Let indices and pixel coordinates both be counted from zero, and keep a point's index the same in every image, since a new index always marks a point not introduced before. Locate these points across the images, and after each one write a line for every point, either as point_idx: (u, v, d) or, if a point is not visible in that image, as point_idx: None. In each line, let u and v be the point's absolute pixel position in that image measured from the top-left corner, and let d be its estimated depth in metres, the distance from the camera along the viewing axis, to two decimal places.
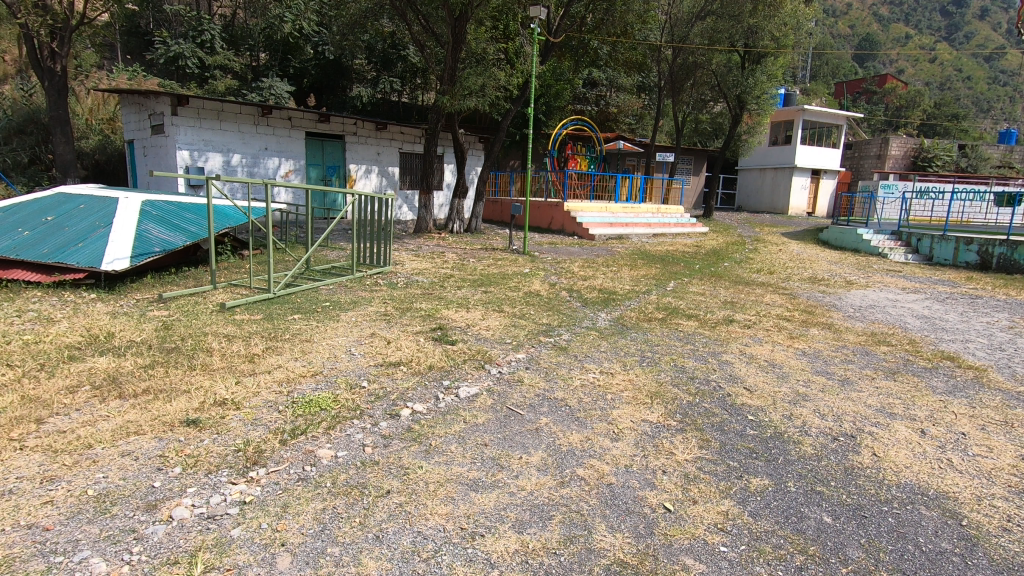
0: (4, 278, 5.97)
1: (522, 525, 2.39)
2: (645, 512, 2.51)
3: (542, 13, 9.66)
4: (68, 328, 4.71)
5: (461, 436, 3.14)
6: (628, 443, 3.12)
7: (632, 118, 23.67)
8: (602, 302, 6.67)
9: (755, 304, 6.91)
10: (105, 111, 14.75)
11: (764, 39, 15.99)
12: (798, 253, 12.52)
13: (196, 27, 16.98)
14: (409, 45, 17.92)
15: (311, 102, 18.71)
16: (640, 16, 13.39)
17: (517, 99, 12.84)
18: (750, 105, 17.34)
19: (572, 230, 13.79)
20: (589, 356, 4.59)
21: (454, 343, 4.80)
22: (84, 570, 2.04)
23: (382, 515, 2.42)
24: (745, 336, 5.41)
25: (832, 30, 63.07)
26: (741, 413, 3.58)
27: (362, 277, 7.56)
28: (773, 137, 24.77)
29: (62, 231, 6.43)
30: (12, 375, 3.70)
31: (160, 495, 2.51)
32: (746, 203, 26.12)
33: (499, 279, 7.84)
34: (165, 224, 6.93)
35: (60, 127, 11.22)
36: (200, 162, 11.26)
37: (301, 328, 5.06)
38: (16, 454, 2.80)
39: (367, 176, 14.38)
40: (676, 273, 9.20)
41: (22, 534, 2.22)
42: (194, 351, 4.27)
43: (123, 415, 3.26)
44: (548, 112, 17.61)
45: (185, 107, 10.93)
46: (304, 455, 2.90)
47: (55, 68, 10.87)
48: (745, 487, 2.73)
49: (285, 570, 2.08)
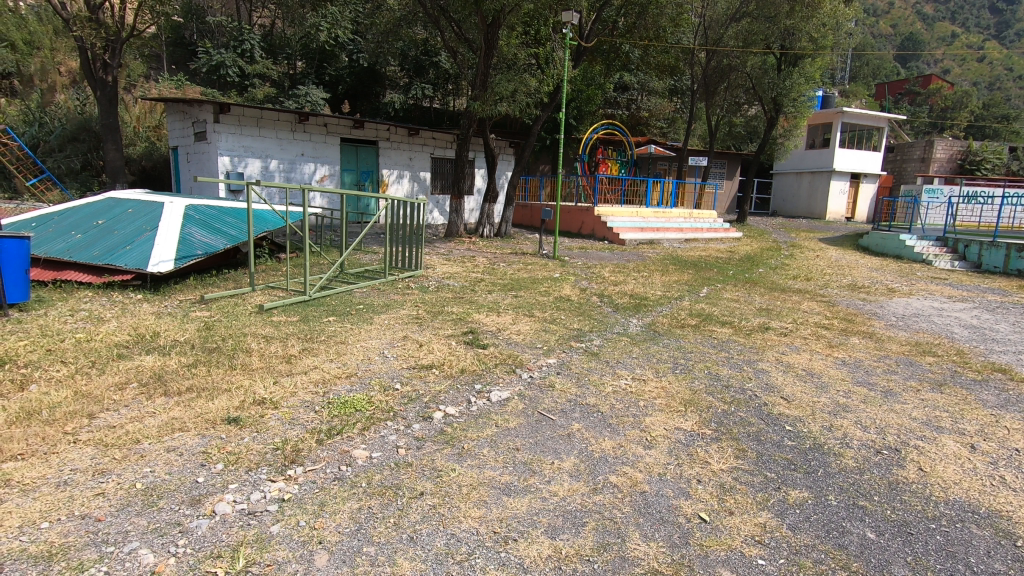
0: (58, 278, 6.26)
1: (555, 531, 2.38)
2: (681, 522, 2.47)
3: (574, 18, 9.67)
4: (117, 327, 4.91)
5: (494, 440, 3.15)
6: (662, 451, 3.08)
7: (664, 122, 23.47)
8: (633, 308, 6.61)
9: (791, 312, 6.76)
10: (151, 119, 15.41)
11: (801, 40, 15.85)
12: (838, 259, 12.17)
13: (237, 37, 17.58)
14: (441, 51, 18.12)
15: (345, 109, 19.14)
16: (673, 19, 13.35)
17: (549, 104, 13.02)
18: (787, 108, 16.97)
19: (602, 235, 13.74)
20: (621, 363, 4.56)
21: (486, 346, 4.82)
22: (134, 560, 2.12)
23: (416, 516, 2.45)
24: (782, 344, 5.29)
25: (873, 30, 61.21)
26: (778, 423, 3.50)
27: (394, 280, 7.68)
28: (810, 140, 24.17)
29: (111, 235, 6.72)
30: (66, 372, 3.88)
31: (204, 490, 2.60)
32: (782, 207, 25.53)
33: (529, 283, 7.86)
34: (208, 228, 7.16)
35: (110, 135, 11.75)
36: (239, 168, 11.62)
37: (336, 329, 5.18)
38: (70, 447, 2.94)
39: (400, 181, 14.59)
40: (709, 279, 9.06)
41: (75, 524, 2.33)
42: (234, 352, 4.40)
43: (168, 412, 3.38)
44: (579, 116, 17.63)
45: (227, 115, 11.32)
46: (340, 455, 2.95)
47: (107, 79, 11.40)
48: (783, 499, 2.67)
49: (322, 567, 2.12)
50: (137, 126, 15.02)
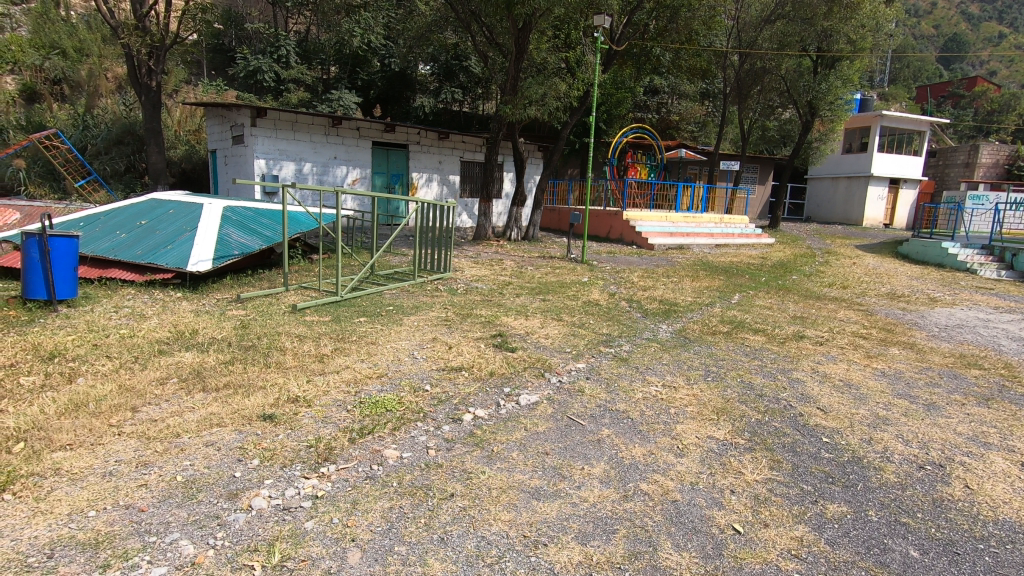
0: (103, 275, 6.48)
1: (586, 537, 2.36)
2: (714, 533, 2.43)
3: (606, 22, 9.60)
4: (158, 324, 5.08)
5: (523, 444, 3.15)
6: (693, 460, 3.03)
7: (695, 125, 23.20)
8: (663, 314, 6.53)
9: (827, 320, 6.58)
10: (191, 123, 15.89)
11: (839, 43, 15.46)
12: (875, 267, 11.81)
13: (274, 43, 18.09)
14: (471, 55, 18.21)
15: (377, 113, 19.44)
16: (706, 22, 13.23)
17: (578, 109, 12.98)
18: (822, 111, 16.68)
19: (630, 240, 13.61)
20: (651, 369, 4.51)
21: (515, 349, 4.84)
22: (175, 551, 2.19)
23: (447, 518, 2.46)
24: (817, 353, 5.16)
25: (915, 31, 59.29)
26: (815, 434, 3.41)
27: (423, 282, 7.78)
28: (847, 145, 23.53)
29: (153, 234, 6.96)
30: (111, 366, 4.03)
31: (241, 484, 2.66)
32: (817, 213, 24.96)
33: (557, 287, 7.85)
34: (244, 228, 7.36)
35: (153, 138, 12.19)
36: (274, 170, 11.91)
37: (367, 330, 5.27)
38: (115, 439, 3.04)
39: (429, 185, 14.75)
40: (740, 285, 8.91)
41: (120, 513, 2.41)
42: (269, 350, 4.50)
43: (207, 407, 3.47)
44: (609, 120, 17.52)
45: (264, 119, 11.62)
46: (371, 454, 2.99)
47: (151, 84, 11.80)
48: (821, 513, 2.60)
49: (354, 565, 2.15)
50: (178, 129, 15.53)
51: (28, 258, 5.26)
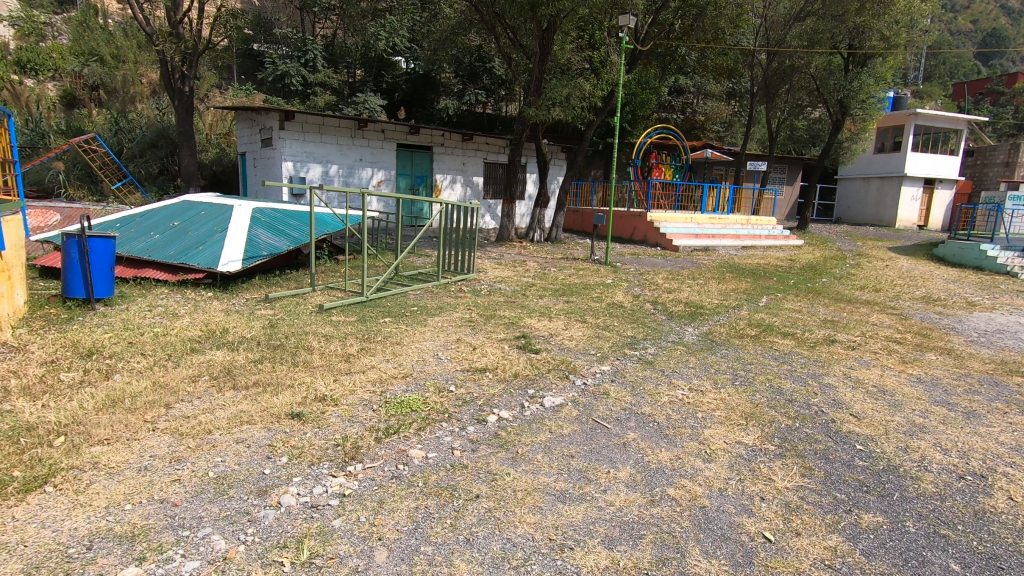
0: (138, 275, 6.67)
1: (612, 542, 2.34)
2: (744, 540, 2.38)
3: (631, 22, 9.51)
4: (190, 323, 5.21)
5: (547, 446, 3.13)
6: (722, 465, 2.98)
7: (721, 125, 22.89)
8: (688, 316, 6.44)
9: (860, 324, 6.41)
10: (222, 126, 16.29)
11: (872, 39, 14.94)
12: (910, 269, 11.47)
13: (301, 48, 18.42)
14: (495, 57, 18.17)
15: (401, 115, 19.62)
16: (733, 20, 12.97)
17: (603, 109, 12.88)
18: (853, 110, 16.13)
19: (654, 241, 13.47)
20: (677, 372, 4.45)
21: (538, 351, 4.82)
22: (207, 546, 2.23)
23: (472, 518, 2.47)
24: (849, 358, 5.02)
25: (951, 27, 57.47)
26: (847, 441, 3.32)
27: (447, 283, 7.82)
28: (879, 144, 22.93)
29: (186, 235, 7.15)
30: (146, 364, 4.15)
31: (270, 481, 2.71)
32: (847, 214, 24.38)
33: (581, 289, 7.82)
34: (273, 229, 7.51)
35: (186, 141, 12.53)
36: (302, 172, 12.11)
37: (392, 330, 5.33)
38: (150, 434, 3.13)
39: (453, 186, 14.83)
40: (768, 287, 8.73)
41: (155, 507, 2.47)
42: (296, 350, 4.56)
43: (237, 405, 3.54)
44: (633, 121, 17.39)
45: (292, 122, 11.83)
46: (397, 454, 3.01)
47: (184, 89, 12.10)
48: (855, 522, 2.53)
49: (382, 564, 2.17)
50: (209, 133, 15.94)
51: (69, 258, 5.46)
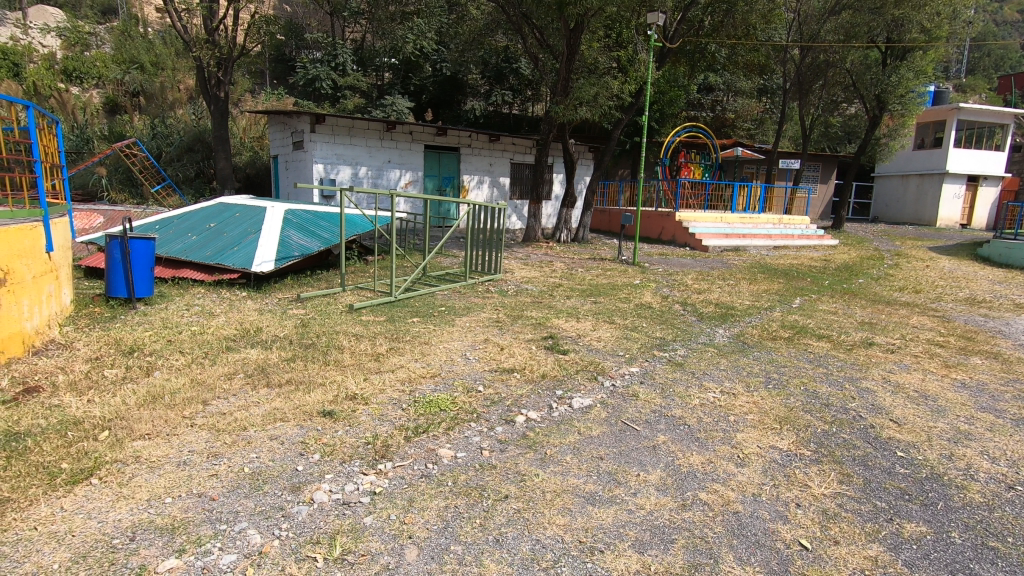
0: (176, 275, 6.88)
1: (643, 546, 2.31)
2: (779, 548, 2.32)
3: (660, 19, 9.38)
4: (225, 322, 5.34)
5: (576, 448, 3.12)
6: (755, 470, 2.91)
7: (752, 123, 22.47)
8: (719, 318, 6.32)
9: (899, 327, 6.19)
10: (256, 130, 16.72)
11: (911, 32, 14.43)
12: (952, 270, 11.04)
13: (332, 52, 18.76)
14: (522, 57, 18.07)
15: (429, 117, 19.81)
16: (765, 16, 12.55)
17: (631, 107, 12.73)
18: (891, 105, 15.59)
19: (683, 241, 13.29)
20: (708, 374, 4.38)
21: (566, 352, 4.80)
22: (243, 540, 2.29)
23: (501, 519, 2.47)
24: (888, 361, 4.86)
25: (996, 17, 55.19)
26: (888, 447, 3.21)
27: (474, 284, 7.84)
28: (919, 140, 22.16)
29: (222, 237, 7.34)
30: (184, 361, 4.27)
31: (303, 478, 2.76)
32: (884, 213, 23.62)
33: (609, 290, 7.74)
34: (304, 231, 7.66)
35: (222, 145, 12.88)
36: (332, 174, 12.33)
37: (421, 330, 5.37)
38: (188, 429, 3.22)
39: (480, 187, 14.90)
40: (802, 289, 8.52)
41: (194, 501, 2.55)
42: (328, 349, 4.63)
43: (271, 402, 3.62)
44: (661, 119, 17.17)
45: (322, 125, 12.05)
46: (426, 453, 3.04)
47: (220, 94, 12.45)
48: (896, 532, 2.44)
49: (412, 562, 2.18)
50: (243, 137, 16.37)
51: (111, 258, 5.67)
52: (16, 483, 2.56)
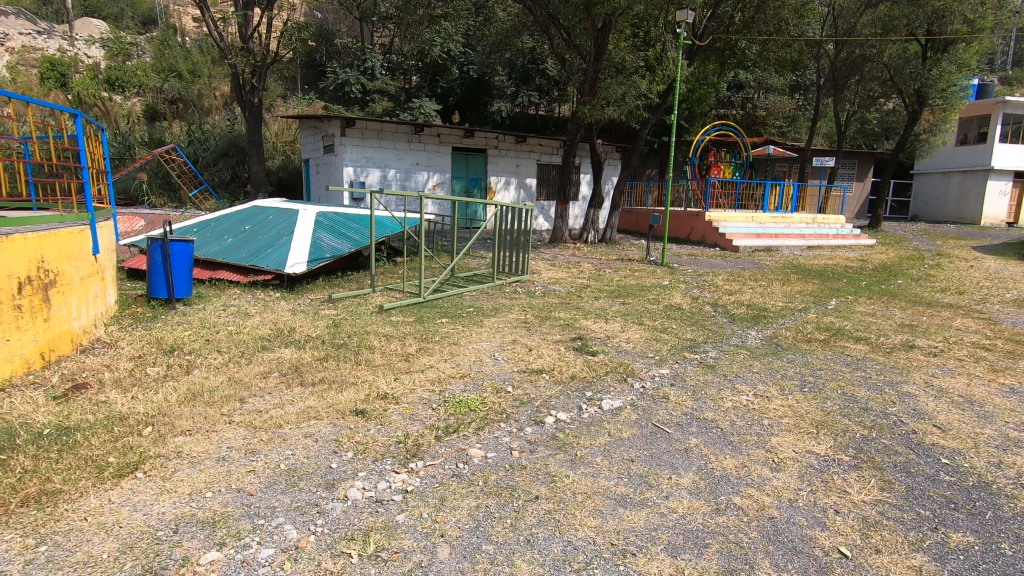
0: (213, 276, 7.09)
1: (676, 549, 2.28)
2: (818, 555, 2.27)
3: (689, 16, 9.23)
4: (260, 322, 5.48)
5: (607, 449, 3.10)
6: (791, 475, 2.85)
7: (783, 120, 22.03)
8: (752, 319, 6.21)
9: (941, 329, 5.96)
10: (288, 134, 17.11)
11: (954, 23, 13.88)
12: (999, 270, 10.57)
13: (361, 57, 19.07)
14: (548, 58, 18.06)
15: (456, 119, 19.96)
16: (798, 10, 12.16)
17: (659, 107, 12.59)
18: (932, 100, 15.04)
19: (713, 242, 13.08)
20: (741, 377, 4.30)
21: (595, 353, 4.77)
22: (280, 534, 2.34)
23: (532, 519, 2.47)
24: (930, 365, 4.69)
25: None
26: (931, 454, 3.11)
27: (502, 285, 7.87)
28: (962, 136, 21.42)
29: (256, 239, 7.53)
30: (222, 360, 4.40)
31: (337, 475, 2.81)
32: (925, 211, 22.84)
33: (637, 291, 7.65)
34: (335, 232, 7.80)
35: (255, 149, 13.22)
36: (362, 177, 12.52)
37: (449, 331, 5.40)
38: (227, 426, 3.32)
39: (507, 188, 14.94)
40: (838, 289, 8.30)
41: (233, 496, 2.62)
42: (359, 349, 4.71)
43: (305, 401, 3.69)
44: (690, 118, 16.93)
45: (352, 129, 12.25)
46: (457, 452, 3.06)
47: (253, 100, 12.78)
48: (942, 542, 2.36)
49: (445, 560, 2.21)
50: (276, 141, 16.77)
51: (152, 260, 5.85)
52: (67, 476, 2.68)
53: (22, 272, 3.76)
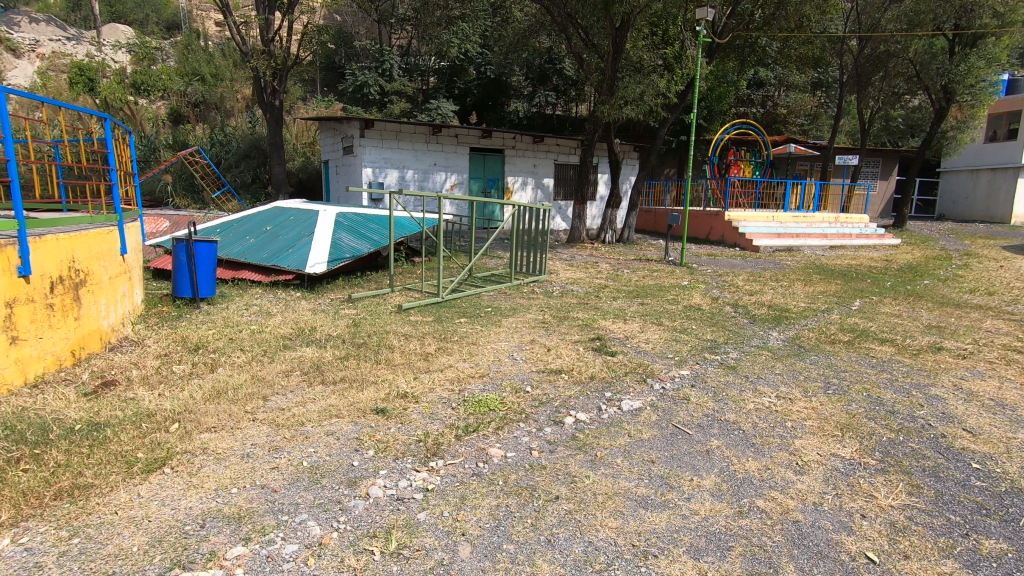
0: (236, 276, 7.21)
1: (698, 552, 2.26)
2: (844, 560, 2.23)
3: (709, 14, 9.14)
4: (282, 322, 5.55)
5: (627, 450, 3.09)
6: (816, 478, 2.81)
7: (805, 118, 21.69)
8: (773, 320, 6.13)
9: (970, 331, 5.81)
10: (308, 136, 17.33)
11: (982, 17, 13.56)
12: None
13: (379, 59, 19.23)
14: (565, 58, 18.04)
15: (473, 120, 20.01)
16: (820, 6, 11.95)
17: (677, 105, 12.47)
18: (960, 96, 14.71)
19: (733, 241, 12.94)
20: (762, 378, 4.24)
21: (614, 354, 4.74)
22: (304, 531, 2.38)
23: (553, 519, 2.47)
24: (959, 368, 4.58)
25: None
26: (961, 458, 3.03)
27: (519, 284, 7.88)
28: (991, 132, 20.90)
29: (278, 239, 7.64)
30: (245, 358, 4.47)
31: (359, 473, 2.84)
32: (952, 210, 22.30)
33: (656, 291, 7.60)
34: (355, 233, 7.88)
35: (276, 151, 13.40)
36: (380, 178, 12.62)
37: (468, 331, 5.40)
38: (251, 424, 3.37)
39: (524, 188, 14.94)
40: (862, 290, 8.15)
41: (257, 492, 2.66)
42: (379, 348, 4.76)
43: (326, 399, 3.74)
44: (709, 116, 16.77)
45: (371, 130, 12.35)
46: (477, 452, 3.07)
47: (274, 103, 12.96)
48: (974, 548, 2.30)
49: (466, 559, 2.22)
50: (296, 143, 17.00)
51: (178, 260, 5.98)
52: (98, 470, 2.74)
53: (54, 272, 3.87)
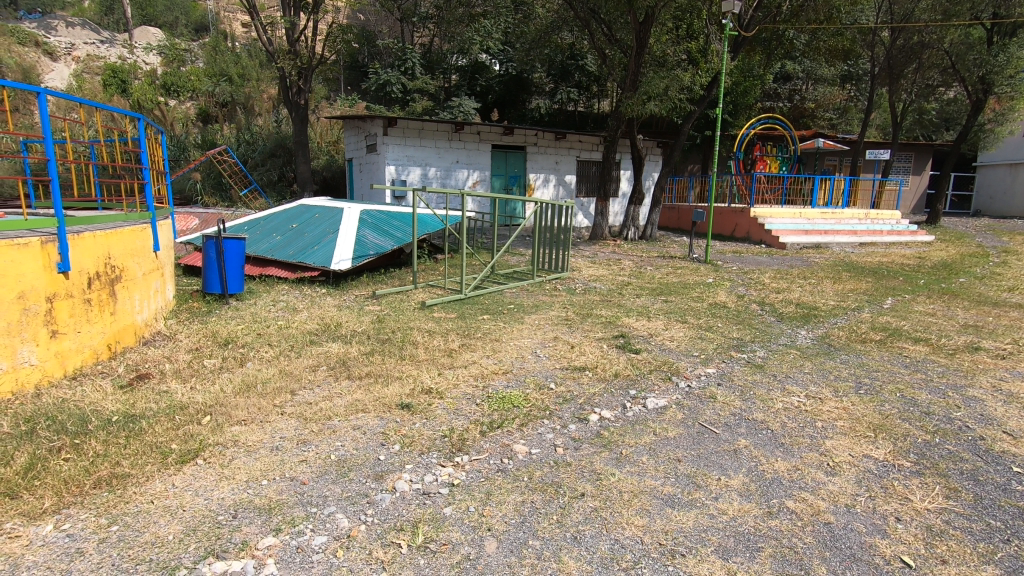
0: (263, 273, 7.34)
1: (727, 552, 2.23)
2: (878, 563, 2.18)
3: (735, 7, 8.93)
4: (308, 317, 5.63)
5: (652, 449, 3.06)
6: (848, 480, 2.74)
7: (833, 112, 21.19)
8: (801, 318, 6.00)
9: (1010, 331, 5.60)
10: (331, 135, 17.54)
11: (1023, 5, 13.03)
12: None
13: (401, 57, 19.33)
14: (588, 54, 17.93)
15: (494, 117, 19.98)
16: None
17: (703, 99, 12.25)
18: (998, 87, 14.20)
19: (759, 238, 12.71)
20: (791, 377, 4.16)
21: (639, 351, 4.71)
22: (332, 523, 2.41)
23: (578, 517, 2.46)
24: (999, 369, 4.42)
25: None
26: (1002, 462, 2.94)
27: (542, 281, 7.87)
28: None
29: (303, 237, 7.75)
30: (273, 353, 4.54)
31: (385, 467, 2.87)
32: (988, 206, 21.58)
33: (680, 288, 7.52)
34: (379, 230, 7.95)
35: (302, 150, 13.59)
36: (403, 175, 12.72)
37: (491, 328, 5.41)
38: (279, 417, 3.44)
39: (546, 185, 14.90)
40: (893, 288, 7.93)
41: (286, 484, 2.71)
42: (403, 344, 4.80)
43: (352, 394, 3.78)
44: (735, 111, 16.48)
45: (394, 128, 12.44)
46: (501, 448, 3.08)
47: (300, 102, 13.14)
48: (1015, 555, 2.22)
49: (492, 554, 2.22)
50: (320, 141, 17.23)
51: (208, 257, 6.11)
52: (135, 460, 2.82)
53: (91, 268, 3.99)
